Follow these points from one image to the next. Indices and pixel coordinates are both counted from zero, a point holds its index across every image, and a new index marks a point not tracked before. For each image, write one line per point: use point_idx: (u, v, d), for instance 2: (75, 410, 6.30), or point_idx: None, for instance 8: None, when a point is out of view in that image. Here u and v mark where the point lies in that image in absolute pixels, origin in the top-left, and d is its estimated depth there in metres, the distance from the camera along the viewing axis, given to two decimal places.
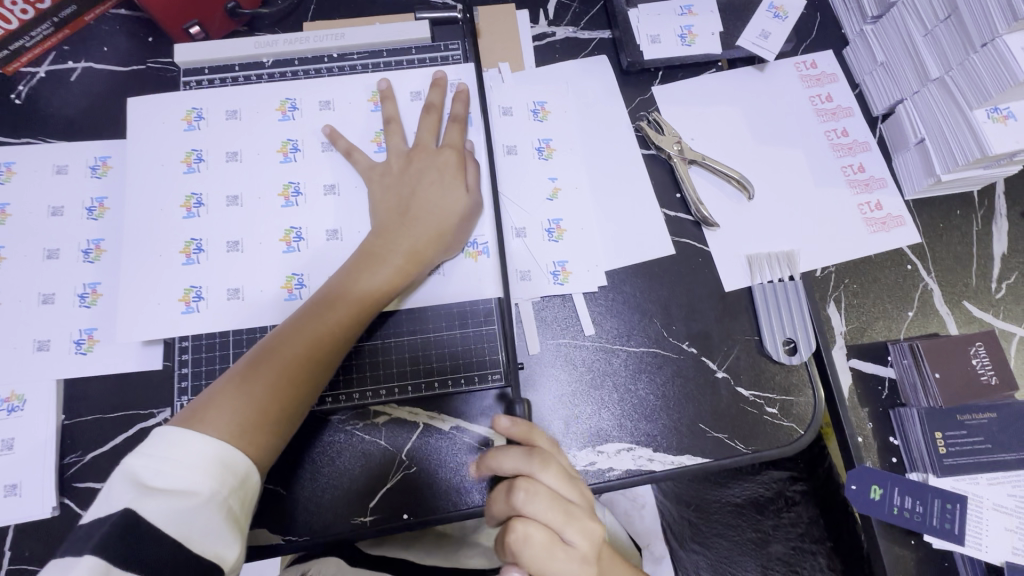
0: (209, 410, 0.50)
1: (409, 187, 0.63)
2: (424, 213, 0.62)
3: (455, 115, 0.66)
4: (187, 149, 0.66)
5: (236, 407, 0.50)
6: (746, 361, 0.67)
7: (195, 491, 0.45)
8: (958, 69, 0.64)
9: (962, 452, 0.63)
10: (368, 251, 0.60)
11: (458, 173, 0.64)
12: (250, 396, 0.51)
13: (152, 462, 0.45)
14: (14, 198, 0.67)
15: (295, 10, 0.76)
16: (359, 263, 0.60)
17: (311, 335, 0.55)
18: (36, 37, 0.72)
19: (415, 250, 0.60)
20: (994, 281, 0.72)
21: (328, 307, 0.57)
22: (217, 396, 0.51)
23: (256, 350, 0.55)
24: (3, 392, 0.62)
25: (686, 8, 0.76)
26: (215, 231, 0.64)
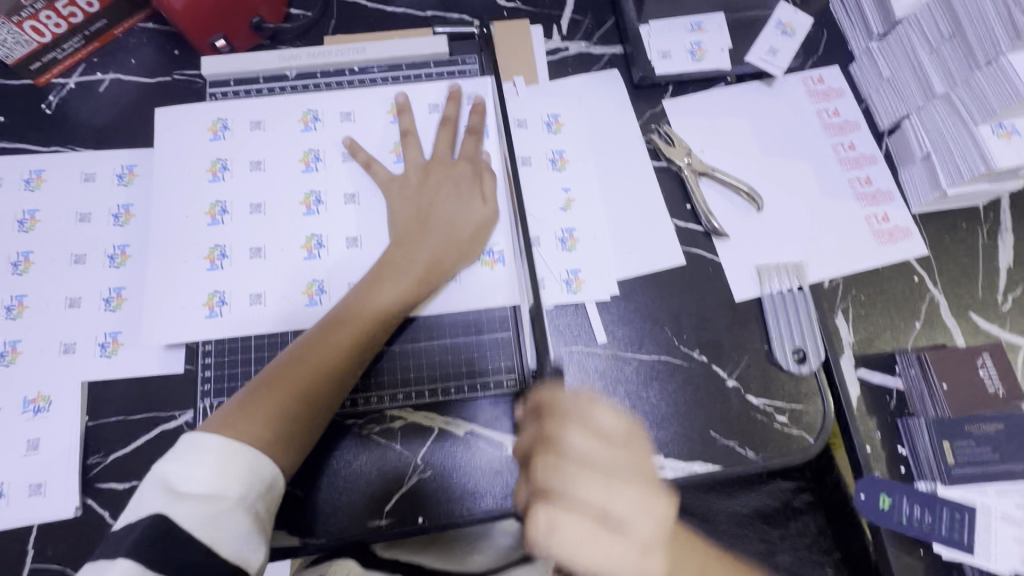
0: (237, 415, 0.52)
1: (426, 199, 0.65)
2: (443, 225, 0.64)
3: (472, 129, 0.69)
4: (212, 158, 0.68)
5: (263, 415, 0.52)
6: (757, 370, 0.68)
7: (224, 496, 0.46)
8: (963, 87, 0.66)
9: (971, 462, 0.64)
10: (388, 261, 0.62)
11: (473, 185, 0.66)
12: (274, 405, 0.53)
13: (182, 468, 0.47)
14: (44, 205, 0.70)
15: (317, 25, 0.79)
16: (378, 275, 0.61)
17: (333, 342, 0.57)
18: (67, 50, 0.74)
19: (433, 262, 0.63)
20: (1000, 293, 0.73)
21: (347, 320, 0.59)
22: (245, 406, 0.53)
23: (279, 362, 0.57)
24: (29, 393, 0.64)
25: (696, 25, 0.79)
26: (240, 237, 0.66)
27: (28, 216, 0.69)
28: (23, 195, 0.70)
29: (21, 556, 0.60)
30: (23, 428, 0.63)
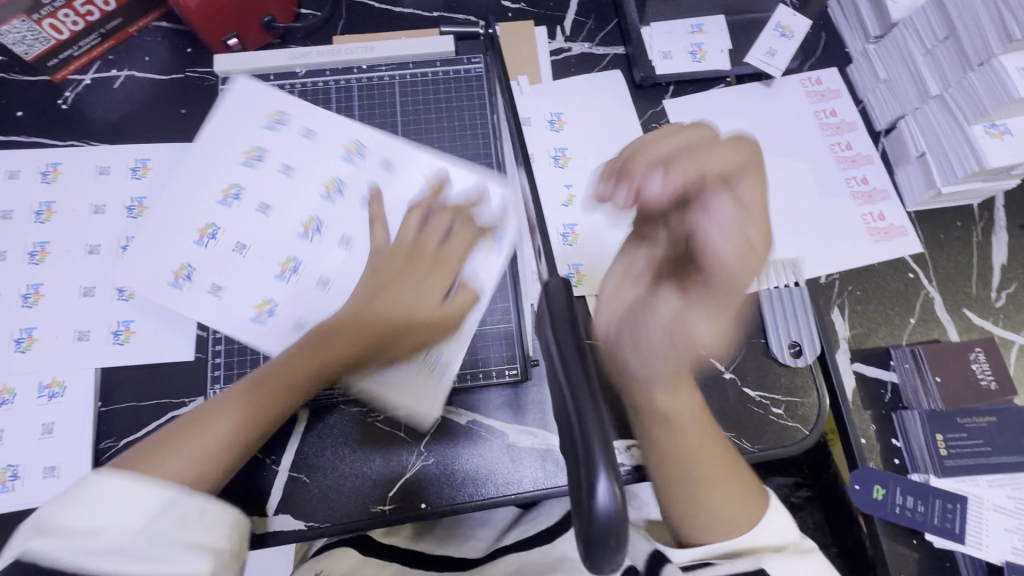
0: (134, 462, 0.50)
1: (394, 274, 0.61)
2: (395, 310, 0.60)
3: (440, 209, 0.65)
4: (239, 148, 0.71)
5: (187, 451, 0.51)
6: (752, 362, 0.69)
7: (99, 532, 0.43)
8: (957, 87, 0.68)
9: (963, 454, 0.66)
10: (326, 335, 0.58)
11: (437, 286, 0.61)
12: (190, 455, 0.51)
13: (61, 510, 0.44)
14: (59, 197, 0.71)
15: (326, 24, 0.81)
16: (315, 343, 0.58)
17: (249, 417, 0.55)
18: (84, 47, 0.76)
19: (375, 333, 0.59)
20: (994, 290, 0.74)
21: (266, 390, 0.56)
22: (184, 426, 0.53)
23: (229, 393, 0.56)
24: (45, 379, 0.65)
25: (697, 26, 0.80)
26: (255, 233, 0.68)
27: (45, 208, 0.71)
28: (39, 186, 0.72)
29: None
30: (37, 412, 0.65)
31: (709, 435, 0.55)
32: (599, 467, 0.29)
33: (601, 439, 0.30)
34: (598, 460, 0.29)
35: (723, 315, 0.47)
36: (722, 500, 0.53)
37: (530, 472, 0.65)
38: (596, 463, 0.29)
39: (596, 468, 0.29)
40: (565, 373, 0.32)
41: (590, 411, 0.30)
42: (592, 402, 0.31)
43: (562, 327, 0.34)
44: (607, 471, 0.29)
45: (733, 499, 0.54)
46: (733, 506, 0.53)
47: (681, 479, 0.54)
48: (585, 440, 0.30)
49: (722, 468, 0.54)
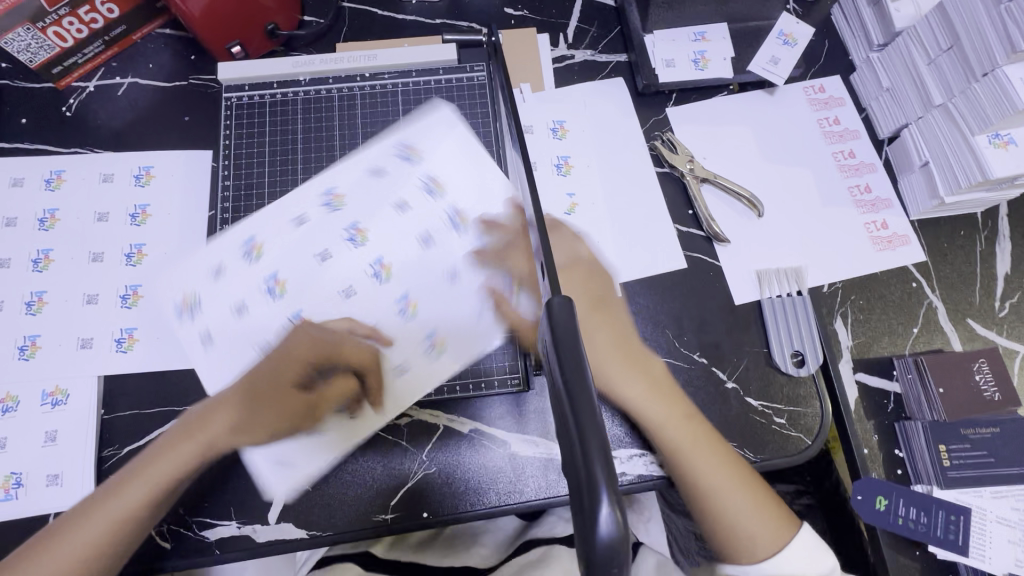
0: (30, 555, 0.57)
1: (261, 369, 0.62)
2: (262, 401, 0.61)
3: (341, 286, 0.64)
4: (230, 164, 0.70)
5: (64, 549, 0.57)
6: (755, 372, 0.69)
7: None
8: (961, 97, 0.68)
9: (967, 465, 0.65)
10: (194, 421, 0.62)
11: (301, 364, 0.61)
12: (71, 546, 0.57)
13: None
14: (63, 204, 0.72)
15: (329, 32, 0.81)
16: (186, 432, 0.62)
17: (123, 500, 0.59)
18: (88, 54, 0.77)
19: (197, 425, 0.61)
20: (998, 299, 0.74)
21: (130, 479, 0.60)
22: (64, 523, 0.58)
23: (113, 480, 0.60)
24: (48, 387, 0.66)
25: (700, 34, 0.80)
26: (253, 260, 0.66)
27: (48, 215, 0.71)
28: (43, 194, 0.72)
29: None
30: (41, 420, 0.65)
31: (712, 441, 0.61)
32: (601, 490, 0.29)
33: (601, 461, 0.30)
34: (600, 486, 0.29)
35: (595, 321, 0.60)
36: (745, 521, 0.60)
37: (532, 481, 0.65)
38: (598, 489, 0.29)
39: (597, 490, 0.29)
40: (569, 396, 0.32)
41: (591, 432, 0.30)
42: (593, 428, 0.30)
43: (566, 346, 0.33)
44: (608, 494, 0.29)
45: (753, 518, 0.60)
46: (760, 531, 0.60)
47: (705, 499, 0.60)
48: (586, 459, 0.30)
49: (736, 483, 0.61)
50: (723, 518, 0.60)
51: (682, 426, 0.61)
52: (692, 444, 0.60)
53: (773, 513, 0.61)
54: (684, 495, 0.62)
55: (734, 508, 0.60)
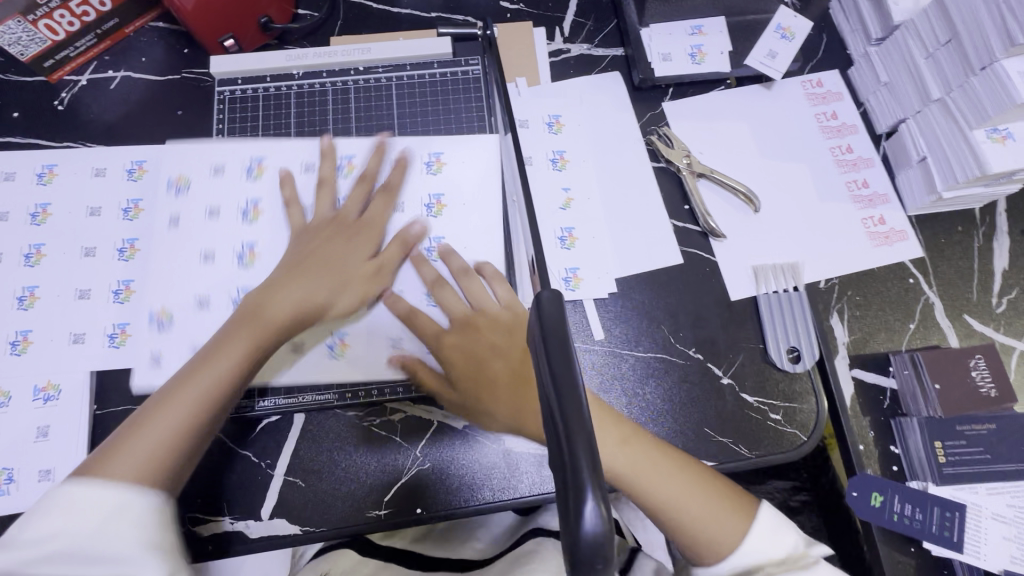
0: (112, 454, 0.49)
1: (315, 246, 0.64)
2: (323, 272, 0.63)
3: (387, 187, 0.68)
4: (208, 164, 0.70)
5: (138, 452, 0.49)
6: (751, 367, 0.69)
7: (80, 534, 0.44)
8: (958, 91, 0.67)
9: (962, 461, 0.65)
10: (256, 302, 0.60)
11: (368, 243, 0.66)
12: (159, 430, 0.51)
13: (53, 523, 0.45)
14: (55, 199, 0.71)
15: (323, 25, 0.80)
16: (250, 312, 0.59)
17: (198, 376, 0.54)
18: (80, 48, 0.76)
19: (308, 303, 0.61)
20: (995, 295, 0.74)
21: (215, 353, 0.56)
22: (124, 435, 0.51)
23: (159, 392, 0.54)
24: (40, 382, 0.65)
25: (697, 28, 0.79)
26: (221, 282, 0.66)
27: (40, 209, 0.71)
28: (35, 188, 0.71)
29: None
30: (33, 416, 0.64)
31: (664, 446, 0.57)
32: (586, 487, 0.29)
33: (588, 458, 0.29)
34: (586, 483, 0.29)
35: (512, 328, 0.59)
36: (694, 510, 0.53)
37: (527, 478, 0.65)
38: (584, 486, 0.29)
39: (583, 486, 0.29)
40: (556, 391, 0.31)
41: (579, 430, 0.30)
42: (580, 423, 0.30)
43: (554, 340, 0.33)
44: (594, 490, 0.29)
45: (694, 505, 0.53)
46: (712, 516, 0.53)
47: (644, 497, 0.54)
48: (572, 454, 0.29)
49: (695, 485, 0.54)
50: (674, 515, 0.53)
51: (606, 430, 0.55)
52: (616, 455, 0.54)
53: (715, 491, 0.55)
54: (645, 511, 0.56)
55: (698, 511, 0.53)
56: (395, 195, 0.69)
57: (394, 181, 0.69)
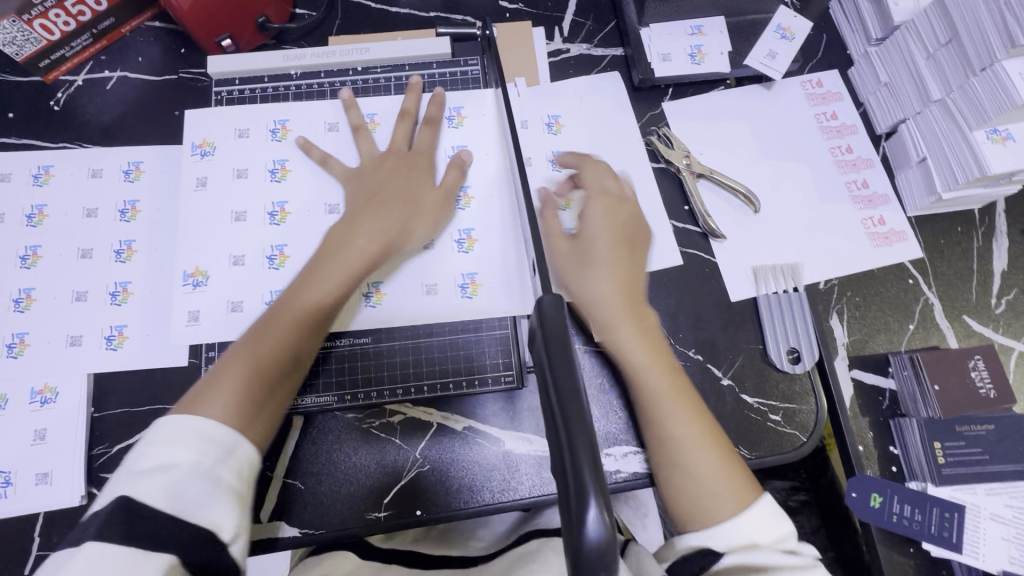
0: (206, 393, 0.52)
1: (379, 180, 0.66)
2: (393, 203, 0.64)
3: (427, 120, 0.70)
4: (230, 169, 0.69)
5: (231, 388, 0.52)
6: (751, 368, 0.69)
7: (177, 464, 0.46)
8: (959, 92, 0.67)
9: (961, 462, 0.65)
10: (332, 241, 0.62)
11: (427, 174, 0.67)
12: (244, 376, 0.54)
13: (152, 448, 0.47)
14: (52, 200, 0.71)
15: (322, 25, 0.80)
16: (330, 250, 0.61)
17: (286, 323, 0.58)
18: (76, 47, 0.75)
19: (382, 236, 0.62)
20: (994, 296, 0.74)
21: (296, 298, 0.59)
22: (215, 376, 0.53)
23: (246, 336, 0.57)
24: (37, 385, 0.65)
25: (697, 28, 0.79)
26: (250, 288, 0.66)
27: (37, 211, 0.70)
28: (31, 190, 0.71)
29: (26, 544, 0.62)
30: (30, 419, 0.64)
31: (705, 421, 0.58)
32: (588, 494, 0.29)
33: (591, 465, 0.29)
34: (588, 490, 0.29)
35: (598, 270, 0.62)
36: (708, 482, 0.54)
37: (526, 480, 0.65)
38: (586, 492, 0.29)
39: (585, 493, 0.29)
40: (557, 395, 0.31)
41: (582, 439, 0.30)
42: (581, 428, 0.30)
43: (555, 345, 0.33)
44: (596, 497, 0.29)
45: (718, 476, 0.54)
46: (725, 490, 0.54)
47: (667, 454, 0.57)
48: (573, 460, 0.29)
49: (721, 458, 0.56)
50: (686, 476, 0.55)
51: (665, 381, 0.59)
52: (665, 403, 0.57)
53: (742, 477, 0.55)
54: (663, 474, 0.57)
55: (710, 488, 0.54)
56: (438, 128, 0.71)
57: (435, 115, 0.70)
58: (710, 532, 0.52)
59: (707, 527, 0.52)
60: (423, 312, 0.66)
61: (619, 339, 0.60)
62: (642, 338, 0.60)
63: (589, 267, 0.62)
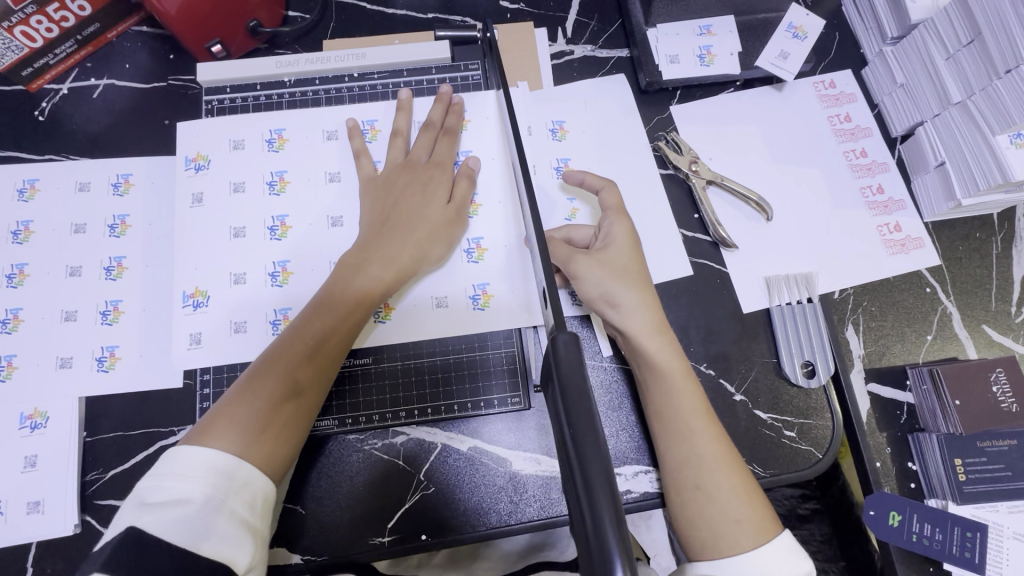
0: (219, 422, 0.51)
1: (393, 197, 0.63)
2: (408, 224, 0.62)
3: (449, 131, 0.67)
4: (225, 181, 0.67)
5: (244, 416, 0.51)
6: (764, 383, 0.66)
7: (190, 498, 0.46)
8: (981, 94, 0.64)
9: (983, 479, 0.63)
10: (347, 261, 0.60)
11: (443, 187, 0.65)
12: (256, 405, 0.52)
13: (161, 483, 0.46)
14: (38, 215, 0.68)
15: (315, 28, 0.77)
16: (346, 272, 0.60)
17: (301, 347, 0.56)
18: (60, 54, 0.72)
19: (397, 259, 0.60)
20: (1015, 304, 0.72)
21: (316, 319, 0.57)
22: (228, 403, 0.52)
23: (259, 361, 0.56)
24: (27, 409, 0.63)
25: (706, 27, 0.76)
26: (252, 306, 0.64)
27: (22, 227, 0.67)
28: (15, 205, 0.68)
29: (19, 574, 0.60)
30: (21, 444, 0.62)
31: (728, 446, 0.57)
32: (614, 560, 0.27)
33: (613, 523, 0.28)
34: (613, 556, 0.27)
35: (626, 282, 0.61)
36: (729, 507, 0.54)
37: (534, 501, 0.62)
38: (611, 558, 0.27)
39: (610, 559, 0.27)
40: (577, 450, 0.30)
41: (603, 496, 0.28)
42: (605, 487, 0.29)
43: (573, 393, 0.31)
44: (621, 559, 0.27)
45: (738, 502, 0.55)
46: (745, 518, 0.54)
47: (689, 477, 0.56)
48: (595, 521, 0.28)
49: (741, 484, 0.56)
50: (707, 501, 0.55)
51: (694, 400, 0.58)
52: (694, 423, 0.57)
53: (760, 504, 0.55)
54: (683, 499, 0.56)
55: (730, 513, 0.54)
56: (457, 137, 0.68)
57: (455, 125, 0.68)
58: (725, 561, 0.53)
59: (721, 557, 0.53)
60: (437, 325, 0.64)
61: (651, 353, 0.59)
62: (672, 355, 0.60)
63: (619, 280, 0.61)
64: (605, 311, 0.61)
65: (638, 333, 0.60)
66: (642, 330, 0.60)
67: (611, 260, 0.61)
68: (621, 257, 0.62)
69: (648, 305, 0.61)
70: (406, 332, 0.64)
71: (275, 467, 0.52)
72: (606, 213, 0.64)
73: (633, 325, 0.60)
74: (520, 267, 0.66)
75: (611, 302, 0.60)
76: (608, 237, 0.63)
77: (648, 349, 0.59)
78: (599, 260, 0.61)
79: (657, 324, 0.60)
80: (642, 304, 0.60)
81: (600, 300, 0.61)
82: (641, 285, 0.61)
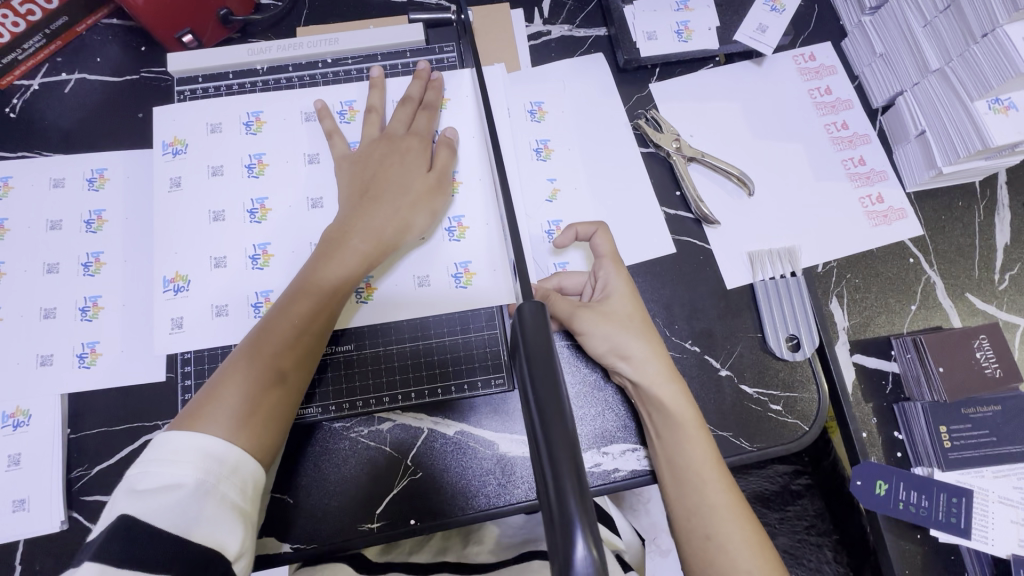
0: (206, 407, 0.50)
1: (373, 171, 0.62)
2: (388, 197, 0.61)
3: (428, 106, 0.67)
4: (204, 166, 0.66)
5: (231, 402, 0.51)
6: (751, 358, 0.66)
7: (181, 484, 0.45)
8: (959, 60, 0.64)
9: (967, 445, 0.64)
10: (331, 240, 0.59)
11: (422, 157, 0.64)
12: (243, 390, 0.52)
13: (146, 469, 0.46)
14: (12, 213, 0.67)
15: (289, 15, 0.76)
16: (329, 249, 0.59)
17: (286, 331, 0.55)
18: (29, 50, 0.71)
19: (381, 234, 0.60)
20: (997, 271, 0.72)
21: (300, 298, 0.56)
22: (215, 388, 0.52)
23: (244, 345, 0.55)
24: (8, 408, 0.63)
25: (683, 3, 0.75)
26: (235, 290, 0.63)
27: None
28: None
29: (8, 570, 0.60)
30: (3, 443, 0.62)
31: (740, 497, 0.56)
32: (575, 525, 0.26)
33: (576, 489, 0.27)
34: (575, 520, 0.26)
35: (639, 332, 0.60)
36: (741, 560, 0.53)
37: (523, 482, 0.62)
38: (573, 522, 0.27)
39: (572, 527, 0.26)
40: (542, 423, 0.29)
41: (564, 458, 0.28)
42: (569, 461, 0.28)
43: (538, 358, 0.31)
44: (584, 525, 0.26)
45: (750, 554, 0.53)
46: (757, 571, 0.53)
47: (697, 528, 0.55)
48: (558, 490, 0.27)
49: (757, 536, 0.55)
50: (718, 552, 0.54)
51: (706, 448, 0.57)
52: (706, 473, 0.56)
53: (771, 556, 0.54)
54: (693, 552, 0.55)
55: (742, 566, 0.53)
56: (437, 113, 0.67)
57: (434, 100, 0.67)
58: None
59: None
60: (419, 305, 0.64)
61: (666, 401, 0.58)
62: (687, 405, 0.59)
63: (629, 329, 0.60)
64: (617, 364, 0.60)
65: (653, 382, 0.59)
66: (654, 382, 0.59)
67: (619, 312, 0.61)
68: (627, 308, 0.61)
69: (661, 356, 0.60)
70: (392, 315, 0.64)
71: (264, 447, 0.51)
72: (602, 262, 0.62)
73: (644, 377, 0.59)
74: (502, 246, 0.65)
75: (622, 355, 0.59)
76: (607, 289, 0.62)
77: (662, 399, 0.58)
78: (608, 316, 0.60)
79: (669, 372, 0.59)
80: (653, 354, 0.59)
81: (610, 354, 0.60)
82: (648, 334, 0.60)
